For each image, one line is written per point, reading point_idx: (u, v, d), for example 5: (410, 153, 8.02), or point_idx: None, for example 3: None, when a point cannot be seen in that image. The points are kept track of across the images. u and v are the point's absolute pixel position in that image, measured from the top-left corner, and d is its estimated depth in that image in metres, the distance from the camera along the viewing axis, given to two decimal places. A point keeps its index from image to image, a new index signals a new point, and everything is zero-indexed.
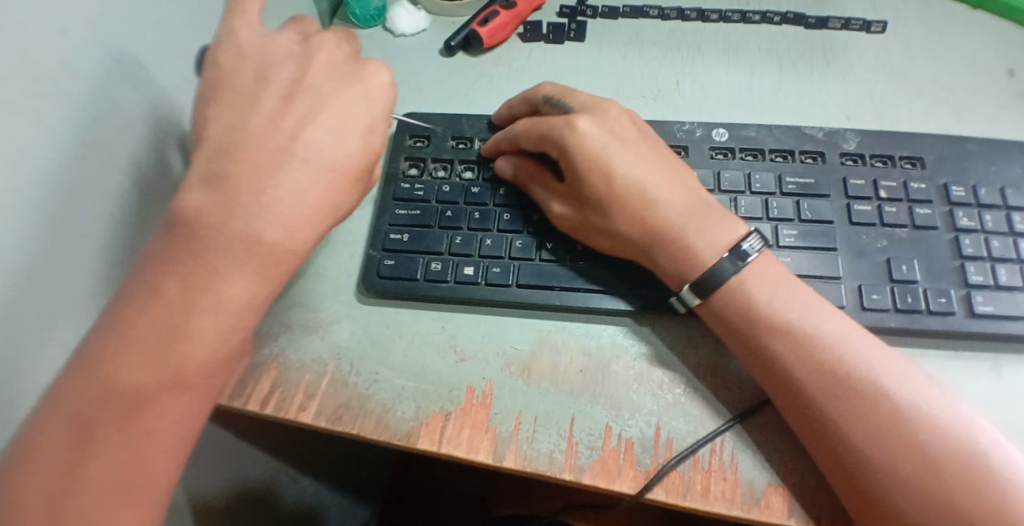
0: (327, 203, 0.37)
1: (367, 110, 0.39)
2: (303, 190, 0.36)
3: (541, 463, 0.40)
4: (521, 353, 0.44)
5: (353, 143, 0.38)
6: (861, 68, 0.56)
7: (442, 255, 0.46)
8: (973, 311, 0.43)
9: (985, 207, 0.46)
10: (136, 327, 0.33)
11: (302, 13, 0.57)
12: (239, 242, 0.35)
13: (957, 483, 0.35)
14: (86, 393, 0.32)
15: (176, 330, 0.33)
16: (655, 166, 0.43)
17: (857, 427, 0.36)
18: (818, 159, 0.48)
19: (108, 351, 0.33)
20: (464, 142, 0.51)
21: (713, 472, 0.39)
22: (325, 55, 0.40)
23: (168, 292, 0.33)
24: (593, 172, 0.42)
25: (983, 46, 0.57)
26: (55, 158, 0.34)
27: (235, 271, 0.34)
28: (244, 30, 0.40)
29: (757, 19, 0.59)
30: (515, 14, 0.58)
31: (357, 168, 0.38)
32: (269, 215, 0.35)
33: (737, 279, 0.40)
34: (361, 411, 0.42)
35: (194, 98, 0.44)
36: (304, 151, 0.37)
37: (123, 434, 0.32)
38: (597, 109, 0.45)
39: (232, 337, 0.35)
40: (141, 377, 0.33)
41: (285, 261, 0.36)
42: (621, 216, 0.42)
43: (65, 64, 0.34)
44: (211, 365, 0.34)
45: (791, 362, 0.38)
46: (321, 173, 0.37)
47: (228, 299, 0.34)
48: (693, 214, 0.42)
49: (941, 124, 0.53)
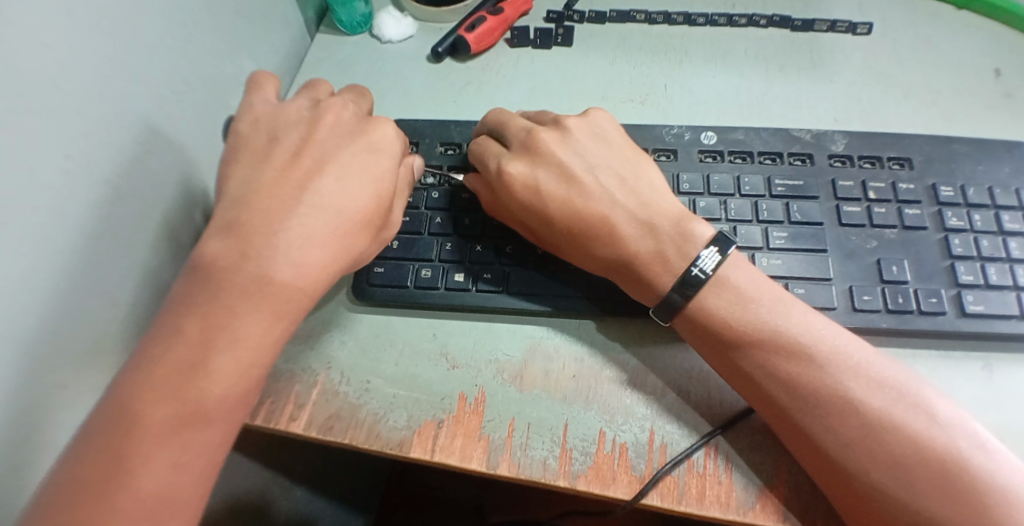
0: (342, 246, 0.39)
1: (374, 161, 0.41)
2: (314, 233, 0.38)
3: (535, 470, 0.40)
4: (513, 360, 0.43)
5: (362, 190, 0.40)
6: (848, 70, 0.56)
7: (432, 262, 0.45)
8: (964, 311, 0.43)
9: (974, 206, 0.46)
10: (162, 366, 0.34)
11: (288, 21, 0.57)
12: (257, 279, 0.36)
13: (949, 479, 0.34)
14: (109, 431, 0.32)
15: (200, 366, 0.34)
16: (598, 195, 0.43)
17: (847, 426, 0.36)
18: (806, 161, 0.49)
19: (133, 392, 0.33)
20: (453, 147, 0.50)
21: (708, 476, 0.39)
22: (331, 105, 0.43)
23: (197, 331, 0.34)
24: (533, 219, 0.43)
25: (968, 47, 0.58)
26: (41, 170, 0.34)
27: (254, 308, 0.36)
28: (263, 103, 0.43)
29: (744, 23, 0.59)
30: (502, 20, 0.58)
31: (367, 212, 0.40)
32: (284, 256, 0.37)
33: (721, 284, 0.40)
34: (352, 420, 0.41)
35: (178, 107, 0.44)
36: (316, 199, 0.38)
37: (146, 474, 0.32)
38: (533, 135, 0.45)
39: (253, 372, 0.35)
40: (162, 414, 0.33)
41: (297, 299, 0.37)
42: (576, 246, 0.42)
43: (50, 76, 0.34)
44: (230, 398, 0.34)
45: (776, 364, 0.38)
46: (335, 216, 0.38)
47: (254, 335, 0.35)
48: (640, 246, 0.41)
49: (928, 124, 0.53)
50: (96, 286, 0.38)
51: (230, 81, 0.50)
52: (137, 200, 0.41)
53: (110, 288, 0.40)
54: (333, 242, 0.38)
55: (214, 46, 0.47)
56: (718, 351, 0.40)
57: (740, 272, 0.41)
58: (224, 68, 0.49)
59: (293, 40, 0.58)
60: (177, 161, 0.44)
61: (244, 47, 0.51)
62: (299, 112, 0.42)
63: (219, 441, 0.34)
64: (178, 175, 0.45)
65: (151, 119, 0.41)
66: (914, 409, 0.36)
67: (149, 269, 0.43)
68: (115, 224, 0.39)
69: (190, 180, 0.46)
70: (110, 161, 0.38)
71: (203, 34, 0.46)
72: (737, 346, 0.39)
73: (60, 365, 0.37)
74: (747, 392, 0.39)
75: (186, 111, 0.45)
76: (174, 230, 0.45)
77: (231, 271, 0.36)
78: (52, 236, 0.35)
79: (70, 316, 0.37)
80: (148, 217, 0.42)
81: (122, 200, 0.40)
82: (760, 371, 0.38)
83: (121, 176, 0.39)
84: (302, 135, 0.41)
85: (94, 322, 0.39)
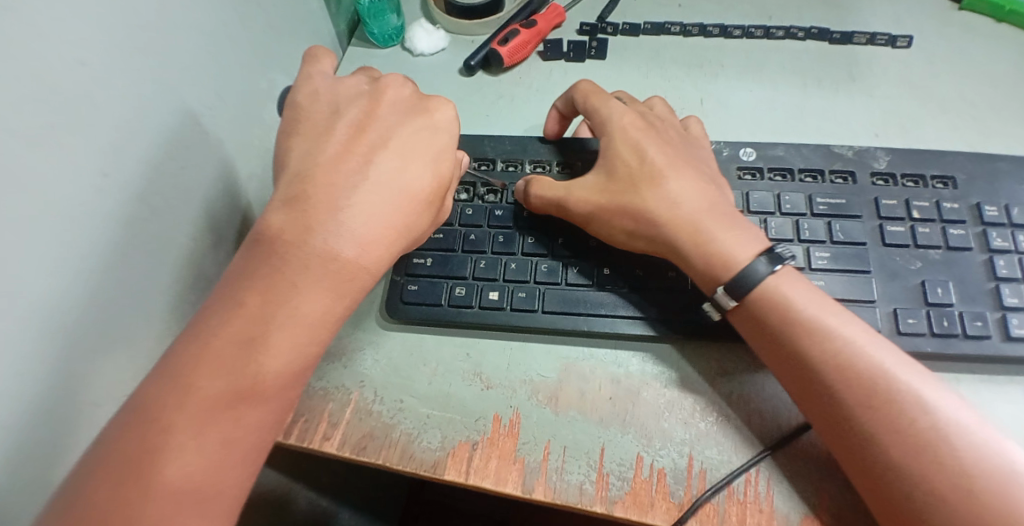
0: (400, 226, 0.38)
1: (434, 142, 0.40)
2: (377, 211, 0.38)
3: (571, 495, 0.39)
4: (548, 381, 0.43)
5: (423, 169, 0.40)
6: (888, 85, 0.55)
7: (466, 280, 0.45)
8: (1009, 335, 0.42)
9: (1018, 227, 0.45)
10: (216, 339, 0.33)
11: (320, 34, 0.57)
12: (321, 256, 0.36)
13: (998, 504, 0.33)
14: (162, 400, 0.32)
15: (255, 343, 0.34)
16: (692, 168, 0.44)
17: (897, 443, 0.35)
18: (848, 179, 0.47)
19: (187, 364, 0.33)
20: (486, 163, 0.50)
21: (749, 504, 0.38)
22: (392, 81, 0.42)
23: (254, 311, 0.34)
24: (629, 155, 0.44)
25: (1010, 60, 0.56)
26: (80, 189, 0.34)
27: (313, 286, 0.35)
28: (320, 75, 0.42)
29: (780, 35, 0.58)
30: (535, 32, 0.57)
31: (427, 192, 0.39)
32: (342, 233, 0.36)
33: (769, 291, 0.40)
34: (386, 441, 0.41)
35: (212, 122, 0.44)
36: (378, 176, 0.38)
37: (195, 447, 0.32)
38: (653, 116, 0.47)
39: (307, 351, 0.35)
40: (215, 388, 0.33)
41: (358, 278, 0.37)
42: (648, 199, 0.42)
43: (89, 94, 0.34)
44: (283, 379, 0.34)
45: (829, 372, 0.37)
46: (400, 197, 0.38)
47: (309, 317, 0.35)
48: (723, 214, 0.42)
49: (969, 140, 0.52)
50: (131, 301, 0.38)
51: (263, 95, 0.50)
52: (169, 215, 0.41)
53: (143, 303, 0.39)
54: (393, 220, 0.38)
55: (248, 61, 0.47)
56: (768, 355, 0.40)
57: (779, 279, 0.40)
58: (257, 81, 0.49)
59: (325, 52, 0.58)
60: (209, 174, 0.44)
61: (277, 59, 0.51)
62: (356, 87, 0.42)
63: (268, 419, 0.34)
64: (210, 189, 0.44)
65: (183, 132, 0.41)
66: (964, 430, 0.35)
67: (180, 282, 0.42)
68: (148, 240, 0.39)
69: (221, 192, 0.46)
70: (143, 176, 0.38)
71: (237, 48, 0.46)
72: (789, 348, 0.39)
73: (93, 380, 0.37)
74: (798, 397, 0.39)
75: (219, 126, 0.45)
76: (204, 244, 0.44)
77: (297, 244, 0.36)
78: (89, 252, 0.35)
79: (102, 331, 0.37)
80: (181, 230, 0.42)
81: (155, 216, 0.40)
82: (809, 383, 0.38)
83: (155, 191, 0.39)
84: (362, 111, 0.40)
85: (125, 337, 0.38)
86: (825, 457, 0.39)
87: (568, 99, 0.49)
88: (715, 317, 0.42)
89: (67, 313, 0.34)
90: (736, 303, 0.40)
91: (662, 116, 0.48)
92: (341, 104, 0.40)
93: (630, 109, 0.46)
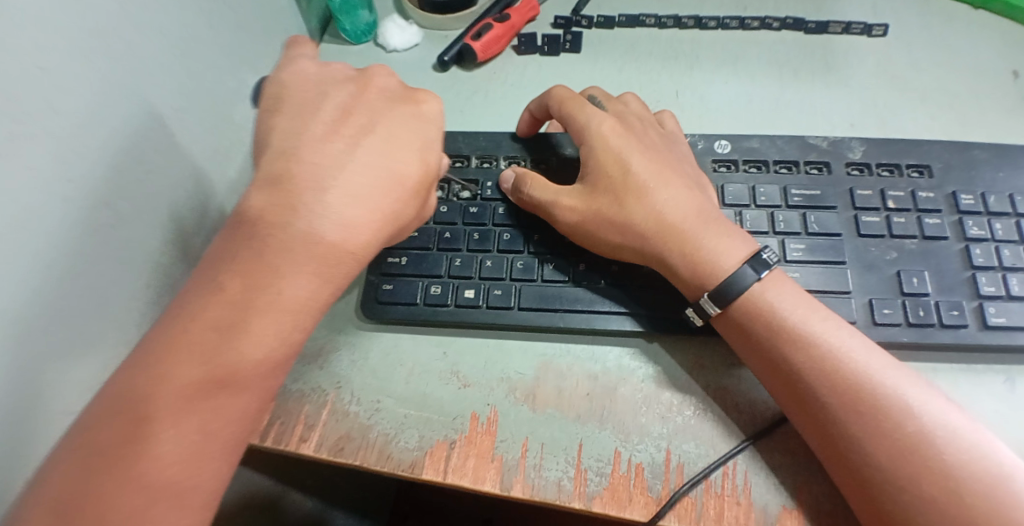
0: (387, 210, 0.37)
1: (426, 130, 0.40)
2: (364, 195, 0.37)
3: (549, 492, 0.39)
4: (525, 378, 0.43)
5: (409, 155, 0.38)
6: (862, 74, 0.55)
7: (441, 279, 0.45)
8: (986, 323, 0.42)
9: (995, 215, 0.45)
10: (196, 323, 0.33)
11: (292, 31, 0.56)
12: (303, 240, 0.35)
13: (982, 507, 0.34)
14: (140, 384, 0.32)
15: (235, 326, 0.33)
16: (674, 171, 0.44)
17: (882, 447, 0.36)
18: (824, 169, 0.48)
19: (168, 345, 0.33)
20: (461, 160, 0.49)
21: (727, 497, 0.38)
22: (380, 70, 0.41)
23: (233, 298, 0.34)
24: (612, 163, 0.43)
25: (986, 48, 0.56)
26: (44, 198, 0.34)
27: (296, 270, 0.35)
28: (302, 58, 0.42)
29: (756, 26, 0.58)
30: (509, 27, 0.57)
31: (413, 179, 0.38)
32: (320, 216, 0.36)
33: (753, 296, 0.40)
34: (363, 442, 0.41)
35: (181, 125, 0.44)
36: (363, 160, 0.37)
37: (171, 433, 0.31)
38: (633, 118, 0.47)
39: (289, 336, 0.35)
40: (191, 374, 0.32)
41: (343, 261, 0.36)
42: (635, 209, 0.42)
43: (53, 101, 0.34)
44: (265, 365, 0.34)
45: (815, 376, 0.37)
46: (387, 183, 0.37)
47: (293, 301, 0.35)
48: (710, 217, 0.42)
49: (946, 129, 0.52)
50: (99, 305, 0.38)
51: (234, 95, 0.49)
52: (138, 221, 0.40)
53: (112, 308, 0.39)
54: (375, 208, 0.37)
55: (217, 61, 0.47)
56: (753, 359, 0.40)
57: (766, 285, 0.40)
58: (224, 81, 0.48)
59: None
60: (178, 177, 0.44)
61: (245, 59, 0.50)
62: (344, 71, 0.41)
63: (249, 406, 0.34)
64: (179, 192, 0.44)
65: (151, 133, 0.41)
66: (950, 433, 0.36)
67: (150, 285, 0.42)
68: (116, 245, 0.39)
69: (192, 194, 0.45)
70: (110, 180, 0.38)
71: (206, 47, 0.45)
72: (773, 353, 0.39)
73: (62, 388, 0.36)
74: (783, 402, 0.39)
75: (188, 128, 0.44)
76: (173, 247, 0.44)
77: (269, 229, 0.35)
78: (52, 261, 0.35)
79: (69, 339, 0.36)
80: (150, 234, 0.41)
81: (123, 222, 0.39)
82: (800, 388, 0.38)
83: (122, 196, 0.39)
84: (348, 96, 0.39)
85: (95, 342, 0.38)
86: (802, 449, 0.39)
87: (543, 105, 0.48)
88: (697, 323, 0.41)
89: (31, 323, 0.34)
90: (720, 310, 0.40)
91: (639, 114, 0.48)
92: (322, 94, 0.39)
93: (605, 113, 0.45)
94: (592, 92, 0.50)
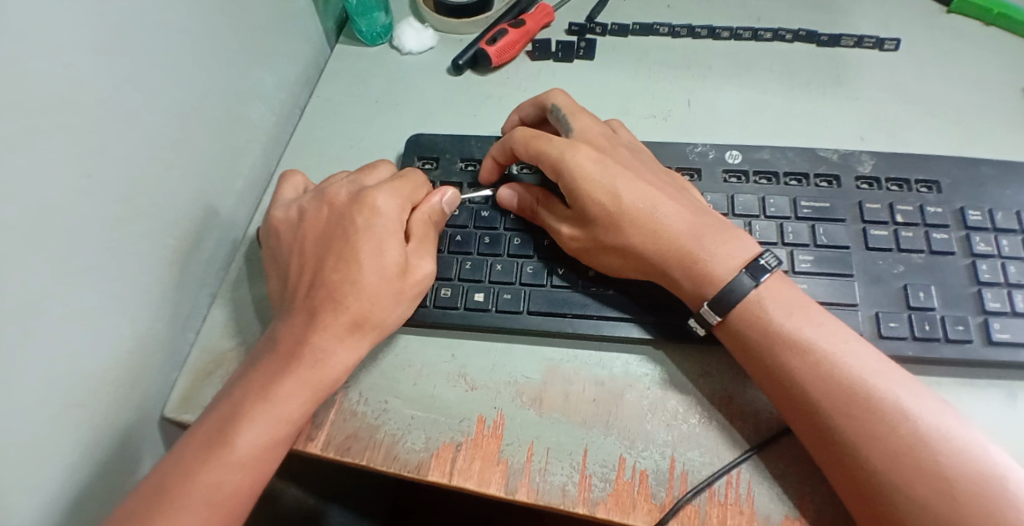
0: (360, 308, 0.41)
1: (375, 229, 0.42)
2: (338, 299, 0.41)
3: (554, 496, 0.39)
4: (531, 382, 0.43)
5: (376, 253, 0.41)
6: (873, 87, 0.56)
7: (451, 281, 0.45)
8: (991, 339, 0.42)
9: (1001, 231, 0.45)
10: (207, 420, 0.38)
11: (308, 31, 0.57)
12: (290, 343, 0.40)
13: (975, 508, 0.34)
14: (162, 474, 0.36)
15: (231, 418, 0.38)
16: (658, 185, 0.43)
17: (876, 453, 0.36)
18: (833, 183, 0.48)
19: (188, 441, 0.38)
20: (473, 164, 0.50)
21: (729, 506, 0.38)
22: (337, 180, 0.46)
23: (235, 398, 0.39)
24: (596, 193, 0.42)
25: (997, 64, 0.56)
26: (66, 190, 0.35)
27: (285, 371, 0.39)
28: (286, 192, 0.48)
29: (768, 37, 0.58)
30: (523, 32, 0.57)
31: (388, 275, 0.41)
32: (294, 326, 0.41)
33: (749, 304, 0.40)
34: (370, 441, 0.41)
35: (199, 122, 0.44)
36: (340, 270, 0.41)
37: (180, 511, 0.35)
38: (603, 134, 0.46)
39: (282, 429, 0.38)
40: (198, 461, 0.36)
41: (322, 363, 0.40)
42: (632, 232, 0.42)
43: (72, 96, 0.34)
44: (266, 448, 0.38)
45: (808, 384, 0.38)
46: (364, 287, 0.41)
47: (282, 396, 0.39)
48: (706, 227, 0.41)
49: (955, 144, 0.52)
50: (116, 298, 0.39)
51: (248, 93, 0.50)
52: (154, 217, 0.41)
53: (127, 301, 0.40)
54: (346, 310, 0.40)
55: (234, 61, 0.47)
56: (753, 368, 0.40)
57: (763, 291, 0.40)
58: (241, 80, 0.48)
59: (312, 49, 0.58)
60: (193, 173, 0.44)
61: (262, 58, 0.51)
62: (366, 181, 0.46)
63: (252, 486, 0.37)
64: (194, 189, 0.45)
65: (167, 131, 0.41)
66: (945, 436, 0.36)
67: (162, 278, 0.42)
68: (132, 238, 0.39)
69: (205, 191, 0.46)
70: (128, 176, 0.39)
71: (224, 47, 0.46)
72: (769, 362, 0.39)
73: (80, 378, 0.37)
74: (782, 409, 0.39)
75: (206, 126, 0.45)
76: (186, 243, 0.44)
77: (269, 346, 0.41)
78: (72, 256, 0.35)
79: (87, 334, 0.37)
80: (163, 230, 0.42)
81: (140, 219, 0.40)
82: (798, 393, 0.38)
83: (139, 191, 0.40)
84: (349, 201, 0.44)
85: (110, 335, 0.39)
86: (805, 458, 0.40)
87: (504, 149, 0.46)
88: (699, 333, 0.42)
89: (48, 316, 0.34)
90: (721, 318, 0.40)
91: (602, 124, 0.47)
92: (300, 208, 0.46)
93: (573, 144, 0.44)
94: (555, 102, 0.48)
